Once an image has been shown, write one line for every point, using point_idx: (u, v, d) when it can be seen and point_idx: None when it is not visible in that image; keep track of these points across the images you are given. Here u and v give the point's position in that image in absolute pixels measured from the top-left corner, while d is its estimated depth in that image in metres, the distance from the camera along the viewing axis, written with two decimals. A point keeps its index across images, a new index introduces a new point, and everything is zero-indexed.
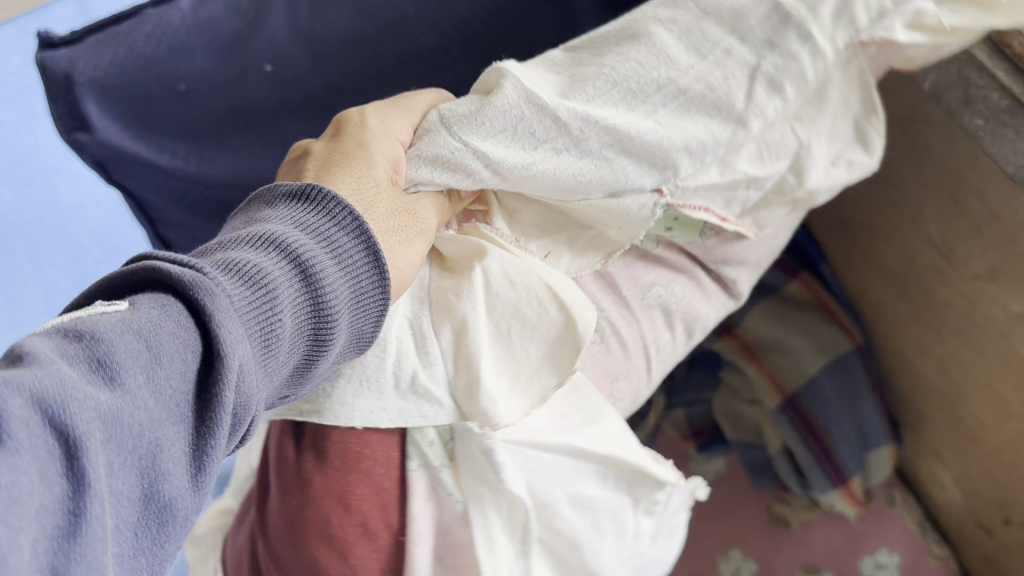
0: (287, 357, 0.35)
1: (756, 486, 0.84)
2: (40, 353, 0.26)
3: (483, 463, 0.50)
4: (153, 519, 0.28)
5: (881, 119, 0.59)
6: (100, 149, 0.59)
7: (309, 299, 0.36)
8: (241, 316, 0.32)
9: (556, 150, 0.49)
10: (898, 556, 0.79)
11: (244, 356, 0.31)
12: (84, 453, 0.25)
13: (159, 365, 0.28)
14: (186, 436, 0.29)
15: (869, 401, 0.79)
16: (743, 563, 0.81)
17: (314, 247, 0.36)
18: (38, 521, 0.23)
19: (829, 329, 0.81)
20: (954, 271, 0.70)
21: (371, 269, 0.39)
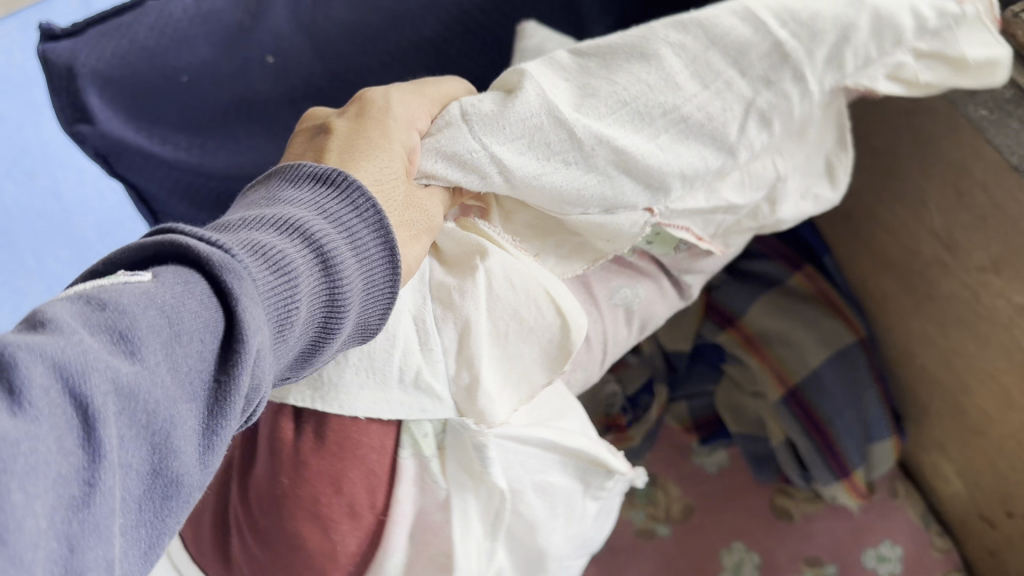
0: (298, 341, 0.35)
1: (757, 478, 0.84)
2: (62, 321, 0.25)
3: (472, 456, 0.50)
4: (159, 493, 0.27)
5: (849, 157, 0.62)
6: (102, 141, 0.58)
7: (326, 287, 0.35)
8: (263, 300, 0.31)
9: (564, 163, 0.48)
10: (900, 549, 0.80)
11: (263, 340, 0.31)
12: (100, 425, 0.24)
13: (178, 343, 0.28)
14: (201, 416, 0.28)
15: (871, 395, 0.80)
16: (746, 556, 0.81)
17: (333, 236, 0.36)
18: (55, 490, 0.23)
19: (832, 322, 0.81)
20: (958, 262, 0.69)
21: (385, 262, 0.39)
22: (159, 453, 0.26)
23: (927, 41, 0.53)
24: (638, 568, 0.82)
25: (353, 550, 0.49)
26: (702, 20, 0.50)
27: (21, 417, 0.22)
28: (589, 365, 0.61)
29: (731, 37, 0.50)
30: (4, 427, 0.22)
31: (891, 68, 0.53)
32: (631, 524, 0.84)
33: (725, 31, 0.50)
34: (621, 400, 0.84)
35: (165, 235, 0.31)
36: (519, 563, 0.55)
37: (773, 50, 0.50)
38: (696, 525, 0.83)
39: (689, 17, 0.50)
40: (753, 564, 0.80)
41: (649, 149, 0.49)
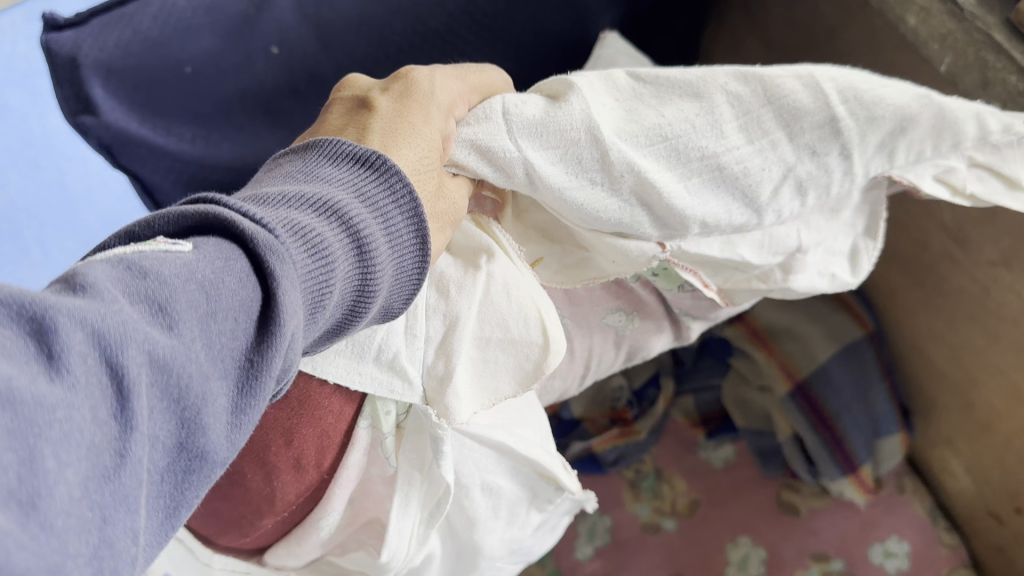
0: (326, 323, 0.33)
1: (765, 473, 0.84)
2: (99, 286, 0.24)
3: (429, 449, 0.50)
4: (185, 470, 0.25)
5: (877, 247, 0.59)
6: (106, 132, 0.57)
7: (359, 272, 0.33)
8: (299, 281, 0.29)
9: (590, 182, 0.47)
10: (907, 544, 0.80)
11: (297, 324, 0.29)
12: (134, 398, 0.23)
13: (213, 320, 0.26)
14: (232, 394, 0.26)
15: (880, 390, 0.79)
16: (751, 551, 0.80)
17: (370, 221, 0.34)
18: (87, 461, 0.22)
19: (839, 316, 0.81)
20: (968, 256, 0.68)
21: (416, 250, 0.37)
22: (187, 429, 0.25)
23: (985, 153, 0.53)
24: (643, 563, 0.81)
25: (292, 497, 0.48)
26: (764, 75, 0.48)
27: (58, 384, 0.21)
28: (569, 377, 0.63)
29: (789, 100, 0.48)
30: (41, 392, 0.21)
31: (941, 170, 0.53)
32: (636, 517, 0.84)
33: (786, 93, 0.48)
34: (626, 394, 0.84)
35: (202, 205, 0.29)
36: (453, 551, 0.57)
37: (828, 122, 0.48)
38: (702, 519, 0.83)
39: (753, 69, 0.49)
40: (759, 558, 0.80)
41: (679, 182, 0.48)
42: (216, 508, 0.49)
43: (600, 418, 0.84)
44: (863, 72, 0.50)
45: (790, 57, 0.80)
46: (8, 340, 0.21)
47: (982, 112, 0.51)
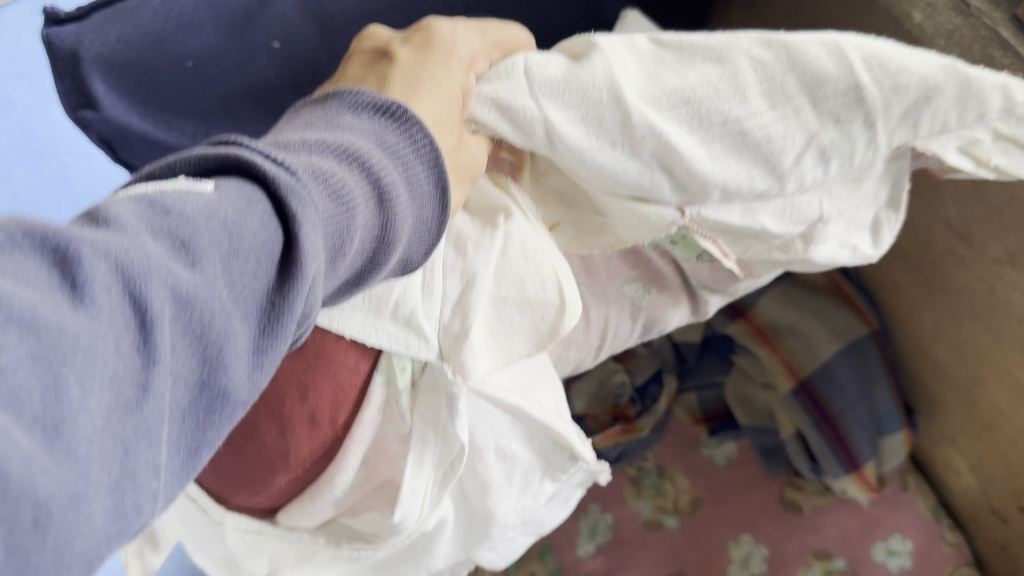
0: (343, 281, 0.29)
1: (767, 470, 0.84)
2: (123, 220, 0.22)
3: (445, 406, 0.45)
4: (209, 413, 0.23)
5: (899, 219, 0.57)
6: (106, 127, 0.57)
7: (382, 218, 0.30)
8: (321, 222, 0.26)
9: (606, 147, 0.42)
10: (911, 543, 0.79)
11: (319, 274, 0.26)
12: (155, 335, 0.20)
13: (237, 261, 0.23)
14: (256, 342, 0.24)
15: (883, 391, 0.78)
16: (754, 548, 0.80)
17: (393, 174, 0.31)
18: (106, 397, 0.19)
19: (842, 312, 0.79)
20: (973, 255, 0.68)
21: (436, 208, 0.33)
22: (209, 370, 0.22)
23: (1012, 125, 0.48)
24: (645, 560, 0.80)
25: (304, 457, 0.43)
26: (789, 41, 0.44)
27: (79, 311, 0.19)
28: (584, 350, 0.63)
29: (813, 65, 0.43)
30: (56, 317, 0.19)
31: (965, 143, 0.48)
32: (638, 515, 0.84)
33: (810, 59, 0.43)
34: (629, 391, 0.85)
35: (221, 145, 0.26)
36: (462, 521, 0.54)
37: (852, 90, 0.43)
38: (704, 517, 0.82)
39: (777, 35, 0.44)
40: (762, 556, 0.79)
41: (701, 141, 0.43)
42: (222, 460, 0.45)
43: (603, 415, 0.85)
44: (886, 40, 0.45)
45: None
46: (25, 266, 0.19)
47: (1009, 83, 0.46)
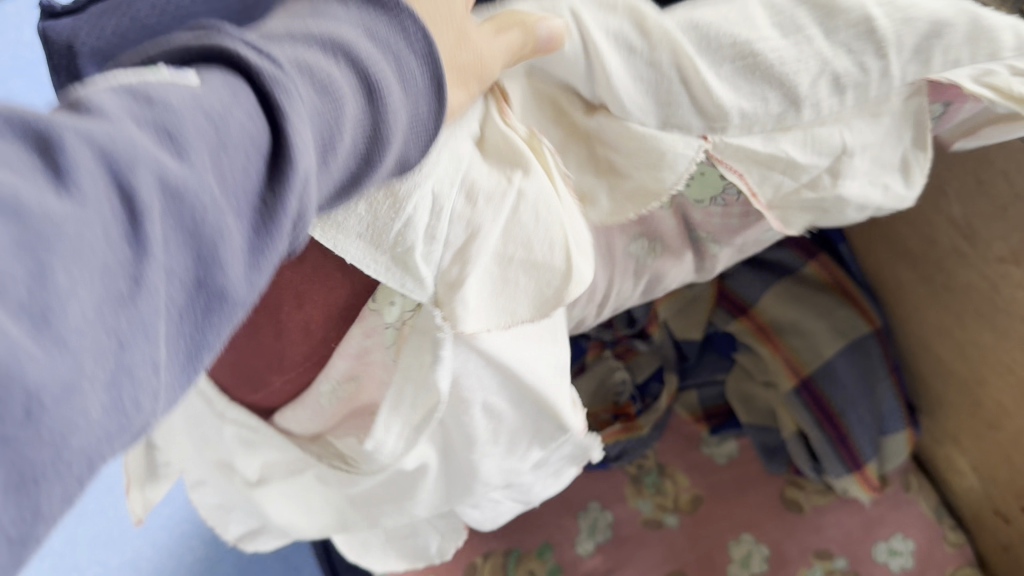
0: (336, 187, 0.27)
1: (768, 470, 0.83)
2: (106, 108, 0.21)
3: (429, 353, 0.43)
4: (206, 311, 0.22)
5: (929, 157, 0.50)
6: None
7: (380, 111, 0.27)
8: (311, 111, 0.24)
9: (620, 57, 0.40)
10: (912, 542, 0.79)
11: (310, 172, 0.24)
12: (147, 226, 0.20)
13: (227, 153, 0.22)
14: (252, 241, 0.23)
15: (886, 388, 0.77)
16: (754, 547, 0.79)
17: (388, 71, 0.28)
18: (96, 291, 0.18)
19: (844, 309, 0.79)
20: (976, 252, 0.67)
21: (437, 111, 0.30)
22: (207, 266, 0.21)
23: None
24: (645, 558, 0.80)
25: (299, 355, 0.45)
26: None
27: (66, 198, 0.18)
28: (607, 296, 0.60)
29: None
30: (40, 203, 0.18)
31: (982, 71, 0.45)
32: (638, 513, 0.83)
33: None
34: (629, 389, 0.84)
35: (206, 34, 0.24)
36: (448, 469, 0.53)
37: (865, 22, 0.42)
38: (704, 515, 0.82)
39: None
40: (762, 556, 0.79)
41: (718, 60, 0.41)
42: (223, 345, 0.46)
43: (604, 413, 0.85)
44: None
45: None
46: (8, 148, 0.18)
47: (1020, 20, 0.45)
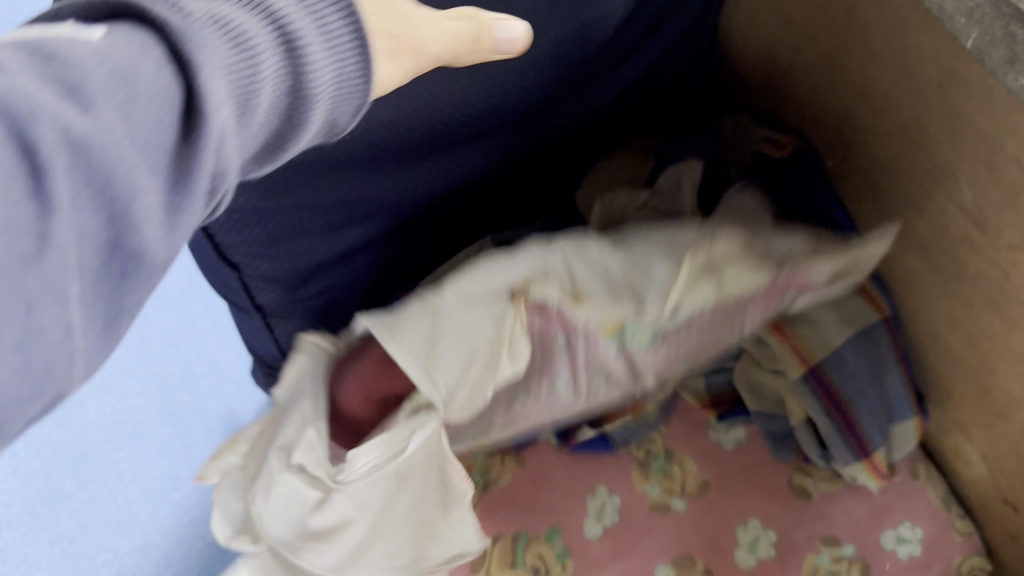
0: (263, 126, 0.40)
1: (776, 457, 0.83)
2: (12, 67, 0.32)
3: (406, 426, 0.70)
4: (121, 266, 0.35)
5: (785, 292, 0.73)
6: None
7: (286, 73, 0.40)
8: (224, 71, 0.37)
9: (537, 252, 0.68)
10: (920, 530, 0.79)
11: (225, 120, 0.37)
12: (46, 175, 0.31)
13: (133, 109, 0.34)
14: (162, 182, 0.35)
15: (894, 374, 0.78)
16: (762, 533, 0.80)
17: (303, 23, 0.40)
18: (12, 242, 0.30)
19: (854, 300, 0.78)
20: (988, 241, 0.67)
21: (354, 52, 0.42)
22: (116, 224, 0.34)
23: None
24: (652, 543, 0.80)
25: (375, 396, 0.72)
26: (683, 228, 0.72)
27: None
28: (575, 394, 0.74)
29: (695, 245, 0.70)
30: None
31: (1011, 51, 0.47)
32: (646, 498, 0.83)
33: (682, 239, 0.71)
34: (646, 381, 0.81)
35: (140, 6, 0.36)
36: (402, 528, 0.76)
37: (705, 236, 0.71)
38: (710, 501, 0.82)
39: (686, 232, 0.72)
40: (769, 541, 0.79)
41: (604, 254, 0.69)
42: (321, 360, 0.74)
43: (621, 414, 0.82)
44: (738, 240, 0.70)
45: (810, 40, 0.80)
46: None
47: None
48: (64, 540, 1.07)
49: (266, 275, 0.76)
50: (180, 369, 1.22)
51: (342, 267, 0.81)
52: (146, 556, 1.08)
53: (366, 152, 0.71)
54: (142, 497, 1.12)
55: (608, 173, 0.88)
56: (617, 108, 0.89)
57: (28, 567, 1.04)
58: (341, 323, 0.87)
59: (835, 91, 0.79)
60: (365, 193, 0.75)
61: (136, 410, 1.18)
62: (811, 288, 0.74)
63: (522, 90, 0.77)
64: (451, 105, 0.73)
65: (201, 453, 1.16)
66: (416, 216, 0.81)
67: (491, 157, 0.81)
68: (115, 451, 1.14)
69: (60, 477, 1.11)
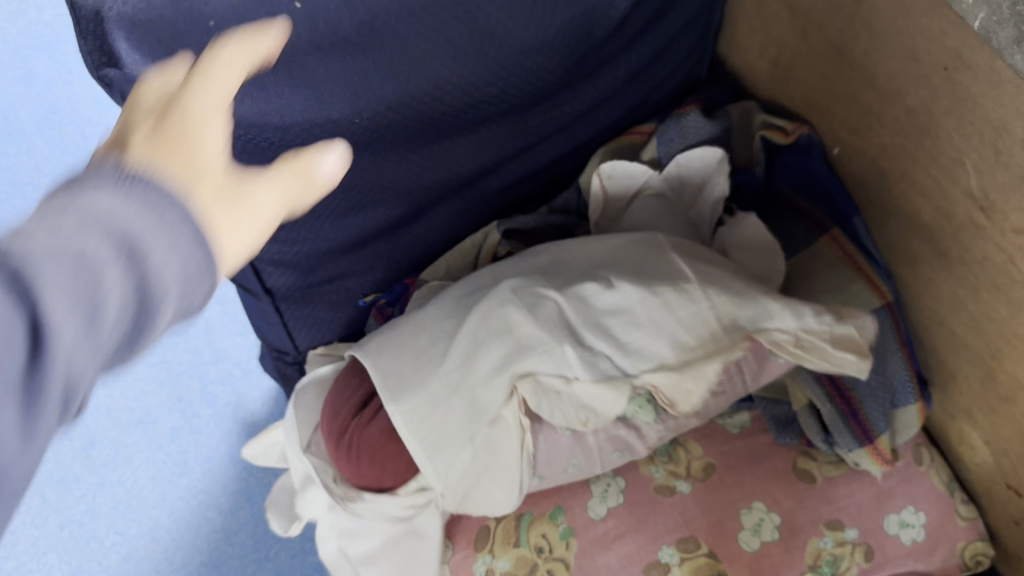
0: (81, 374, 0.26)
1: (778, 440, 0.83)
2: None
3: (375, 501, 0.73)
4: None
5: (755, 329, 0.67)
6: (129, 85, 0.59)
7: (127, 286, 0.26)
8: (26, 322, 0.24)
9: (532, 310, 0.67)
10: (924, 515, 0.79)
11: (34, 382, 0.25)
12: None
13: None
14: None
15: (896, 359, 0.78)
16: (766, 516, 0.78)
17: (133, 231, 0.27)
18: None
19: (856, 285, 0.79)
20: (993, 225, 0.67)
21: (203, 253, 0.29)
22: None
23: None
24: (655, 524, 0.78)
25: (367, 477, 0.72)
26: (667, 256, 0.71)
27: None
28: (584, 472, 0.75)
29: (661, 281, 0.68)
30: None
31: None
32: (651, 479, 0.81)
33: (658, 276, 0.69)
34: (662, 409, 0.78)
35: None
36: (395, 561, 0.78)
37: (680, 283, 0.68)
38: (715, 485, 0.80)
39: (666, 255, 0.71)
40: (774, 524, 0.77)
41: (604, 295, 0.68)
42: (326, 399, 0.75)
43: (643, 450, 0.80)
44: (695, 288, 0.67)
45: (818, 24, 0.80)
46: None
47: None
48: (74, 524, 1.08)
49: (276, 259, 0.76)
50: (188, 356, 1.22)
51: (351, 252, 0.81)
52: (156, 540, 1.08)
53: (371, 133, 0.71)
54: (149, 481, 1.12)
55: (616, 156, 0.89)
56: (623, 93, 0.89)
57: (38, 550, 1.06)
58: (350, 306, 0.87)
59: (841, 75, 0.79)
60: (373, 175, 0.75)
61: (144, 395, 1.18)
62: (797, 345, 0.68)
63: (529, 75, 0.77)
64: (458, 88, 0.73)
65: (209, 438, 1.16)
66: (423, 201, 0.82)
67: (497, 141, 0.81)
68: (123, 436, 1.15)
69: (70, 461, 1.13)
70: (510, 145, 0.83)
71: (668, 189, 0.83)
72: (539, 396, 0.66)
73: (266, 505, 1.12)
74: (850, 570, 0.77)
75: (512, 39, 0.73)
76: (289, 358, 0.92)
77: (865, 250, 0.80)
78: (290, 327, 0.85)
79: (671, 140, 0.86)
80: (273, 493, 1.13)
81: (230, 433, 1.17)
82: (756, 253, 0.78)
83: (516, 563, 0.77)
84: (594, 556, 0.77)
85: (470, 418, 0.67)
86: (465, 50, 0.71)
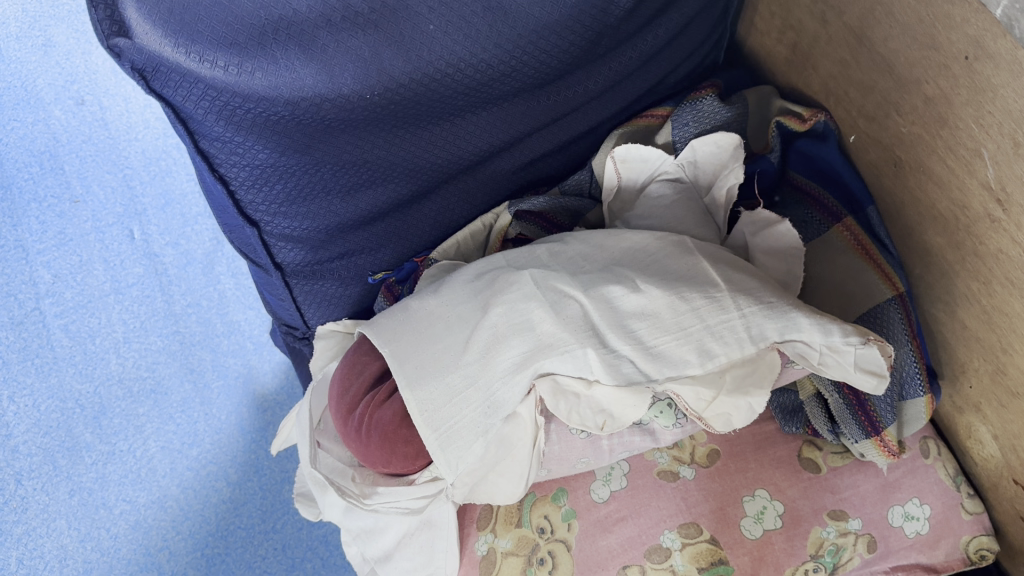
0: None
1: (786, 429, 0.82)
2: None
3: (387, 494, 0.73)
4: None
5: (781, 343, 0.66)
6: (138, 55, 0.61)
7: None
8: None
9: (556, 309, 0.67)
10: (928, 508, 0.79)
11: None
12: None
13: None
14: None
15: (904, 351, 0.75)
16: (769, 504, 0.78)
17: None
18: None
19: (867, 275, 0.78)
20: (1010, 219, 0.66)
21: None
22: None
23: None
24: (657, 508, 0.78)
25: (379, 469, 0.72)
26: (693, 260, 0.70)
27: None
28: (593, 462, 0.76)
29: (679, 286, 0.68)
30: None
31: None
32: (654, 464, 0.81)
33: (678, 280, 0.68)
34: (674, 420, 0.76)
35: None
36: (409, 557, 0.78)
37: (703, 285, 0.68)
38: (718, 471, 0.80)
39: (690, 256, 0.71)
40: (775, 513, 0.77)
41: (629, 298, 0.67)
42: (333, 387, 0.74)
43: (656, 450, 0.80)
44: (720, 292, 0.67)
45: (839, 9, 0.79)
46: None
47: None
48: (84, 491, 1.09)
49: (287, 234, 0.77)
50: (200, 328, 1.23)
51: (362, 229, 0.81)
52: (165, 509, 1.09)
53: (382, 109, 0.71)
54: (160, 451, 1.13)
55: (630, 139, 0.88)
56: (638, 75, 0.88)
57: (48, 515, 1.07)
58: (359, 283, 0.86)
59: (860, 62, 0.78)
60: (383, 151, 0.75)
61: (157, 365, 1.20)
62: (825, 358, 0.66)
63: (543, 54, 0.76)
64: (471, 67, 0.72)
65: (219, 411, 1.17)
66: (434, 180, 0.82)
67: (510, 121, 0.81)
68: (135, 406, 1.16)
69: (81, 429, 1.14)
70: (523, 126, 0.83)
71: (682, 177, 0.82)
72: (557, 397, 0.65)
73: (274, 478, 1.13)
74: (852, 561, 0.77)
75: (526, 18, 0.72)
76: (298, 334, 0.93)
77: (877, 238, 0.80)
78: (300, 303, 0.86)
79: (686, 125, 0.84)
80: (281, 466, 1.14)
81: (241, 406, 1.18)
82: (779, 254, 0.75)
83: (517, 542, 0.79)
84: (596, 538, 0.78)
85: (487, 413, 0.66)
86: (478, 27, 0.71)
